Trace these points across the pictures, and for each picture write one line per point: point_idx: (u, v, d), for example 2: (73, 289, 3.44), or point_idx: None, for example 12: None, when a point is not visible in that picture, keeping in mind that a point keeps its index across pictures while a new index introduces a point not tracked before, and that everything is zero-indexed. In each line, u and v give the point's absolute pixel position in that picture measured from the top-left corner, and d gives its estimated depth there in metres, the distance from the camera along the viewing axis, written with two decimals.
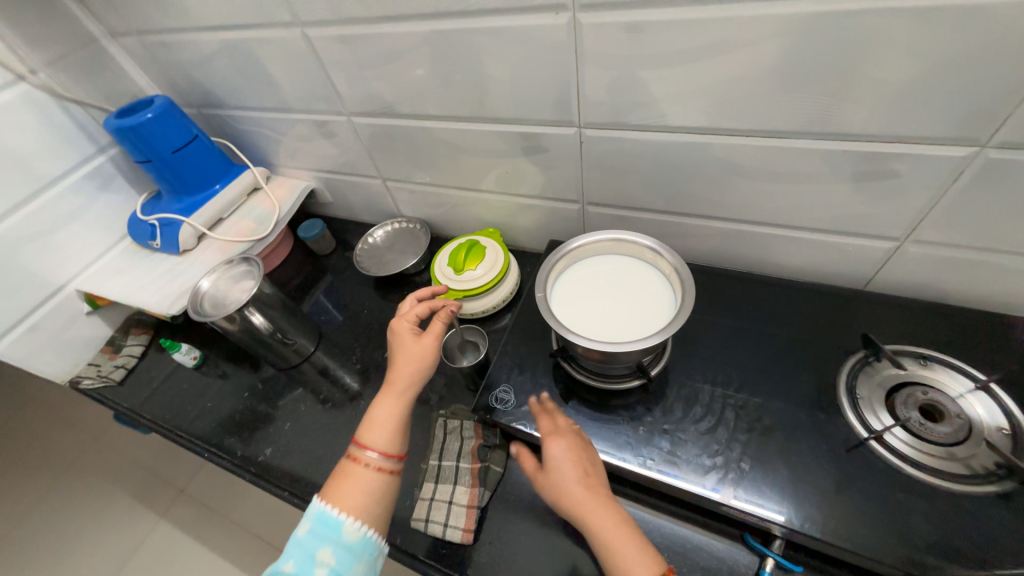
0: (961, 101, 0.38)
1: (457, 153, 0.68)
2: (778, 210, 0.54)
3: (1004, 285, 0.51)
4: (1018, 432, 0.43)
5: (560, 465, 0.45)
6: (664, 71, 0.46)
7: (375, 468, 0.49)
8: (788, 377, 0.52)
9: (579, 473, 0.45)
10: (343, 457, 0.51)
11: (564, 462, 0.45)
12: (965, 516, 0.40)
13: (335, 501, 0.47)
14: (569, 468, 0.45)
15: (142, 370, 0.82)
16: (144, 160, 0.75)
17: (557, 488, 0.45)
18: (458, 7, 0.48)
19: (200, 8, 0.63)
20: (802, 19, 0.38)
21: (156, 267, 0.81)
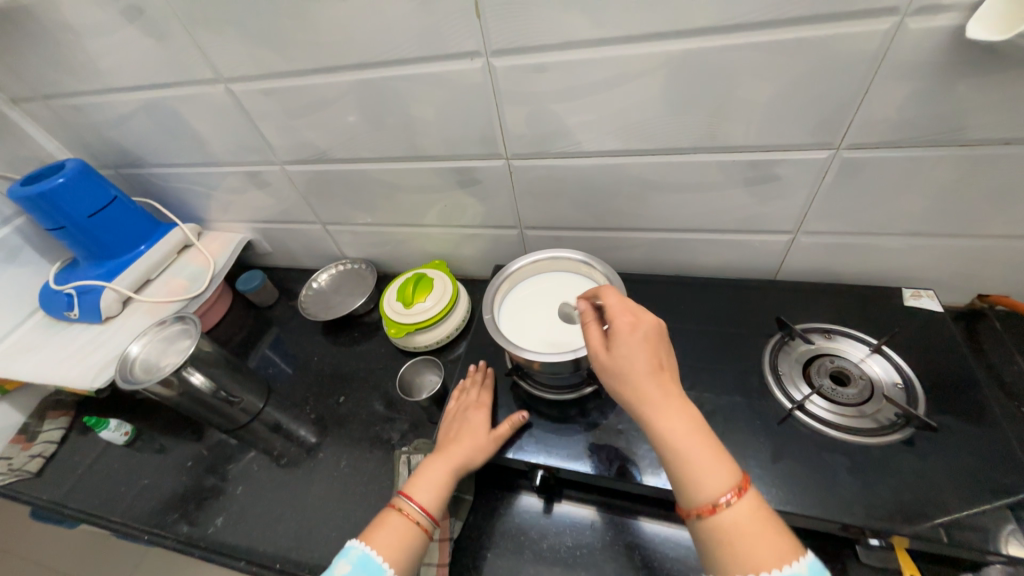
0: (813, 113, 0.46)
1: (395, 192, 0.70)
2: (691, 217, 0.60)
3: (880, 262, 0.59)
4: (909, 385, 0.51)
5: (629, 353, 0.40)
6: (574, 104, 0.51)
7: (423, 534, 0.47)
8: (723, 365, 0.57)
9: (650, 365, 0.39)
10: (386, 503, 0.49)
11: (634, 347, 0.40)
12: (883, 466, 0.45)
13: (379, 547, 0.44)
14: (639, 355, 0.39)
15: (64, 456, 0.74)
16: (56, 227, 0.70)
17: (621, 373, 0.39)
18: (380, 57, 0.52)
19: (114, 69, 0.62)
20: (680, 54, 0.44)
21: (74, 340, 0.74)
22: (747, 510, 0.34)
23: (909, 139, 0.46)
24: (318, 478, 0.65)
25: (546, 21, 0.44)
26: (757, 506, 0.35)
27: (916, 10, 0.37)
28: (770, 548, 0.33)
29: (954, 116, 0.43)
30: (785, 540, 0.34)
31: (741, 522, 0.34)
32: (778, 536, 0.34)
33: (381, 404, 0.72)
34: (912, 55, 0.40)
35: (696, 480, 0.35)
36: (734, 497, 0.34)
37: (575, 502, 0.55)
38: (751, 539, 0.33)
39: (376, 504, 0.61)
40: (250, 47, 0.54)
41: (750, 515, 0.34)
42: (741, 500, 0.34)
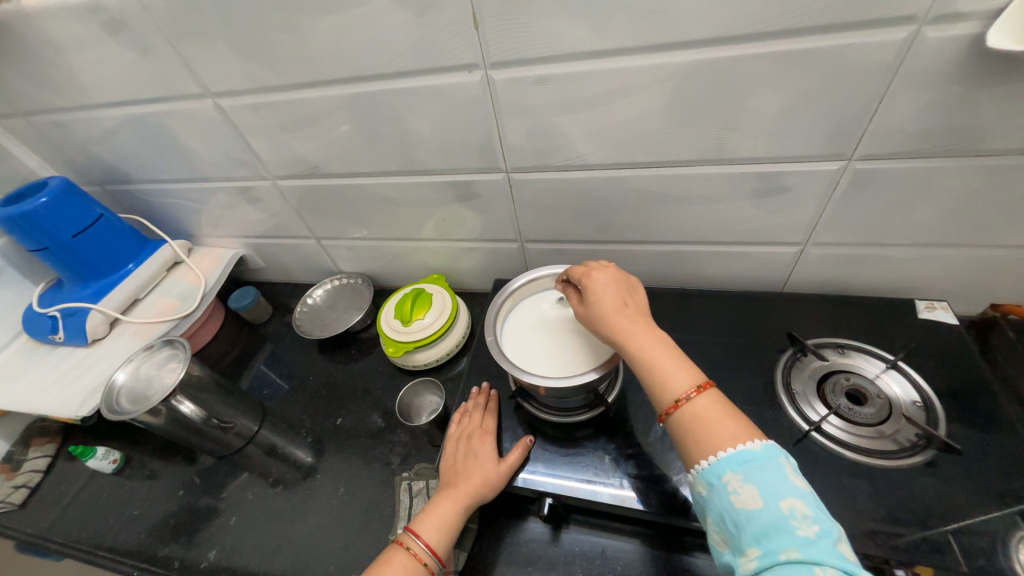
0: (824, 125, 0.44)
1: (391, 207, 0.68)
2: (697, 229, 0.59)
3: (891, 273, 0.58)
4: (928, 403, 0.49)
5: (601, 293, 0.45)
6: (576, 116, 0.49)
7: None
8: (733, 381, 0.55)
9: (620, 300, 0.44)
10: (391, 542, 0.47)
11: (604, 289, 0.45)
12: (904, 490, 0.44)
13: None
14: (609, 294, 0.45)
15: (49, 486, 0.72)
16: (39, 248, 0.67)
17: (597, 308, 0.44)
18: (374, 70, 0.50)
19: (96, 85, 0.59)
20: (687, 65, 0.43)
21: (59, 365, 0.72)
22: (707, 403, 0.38)
23: (923, 150, 0.44)
24: (315, 504, 0.63)
25: (548, 31, 0.43)
26: (716, 400, 0.38)
27: (934, 17, 0.36)
28: (727, 431, 0.36)
29: (971, 126, 0.42)
30: (745, 429, 0.36)
31: (701, 412, 0.37)
32: (735, 423, 0.37)
33: (380, 425, 0.69)
34: (929, 65, 0.38)
35: (662, 383, 0.39)
36: (694, 393, 0.38)
37: (584, 528, 0.53)
38: (709, 425, 0.36)
39: (376, 532, 0.59)
40: (238, 61, 0.52)
41: (708, 406, 0.37)
42: (701, 396, 0.38)
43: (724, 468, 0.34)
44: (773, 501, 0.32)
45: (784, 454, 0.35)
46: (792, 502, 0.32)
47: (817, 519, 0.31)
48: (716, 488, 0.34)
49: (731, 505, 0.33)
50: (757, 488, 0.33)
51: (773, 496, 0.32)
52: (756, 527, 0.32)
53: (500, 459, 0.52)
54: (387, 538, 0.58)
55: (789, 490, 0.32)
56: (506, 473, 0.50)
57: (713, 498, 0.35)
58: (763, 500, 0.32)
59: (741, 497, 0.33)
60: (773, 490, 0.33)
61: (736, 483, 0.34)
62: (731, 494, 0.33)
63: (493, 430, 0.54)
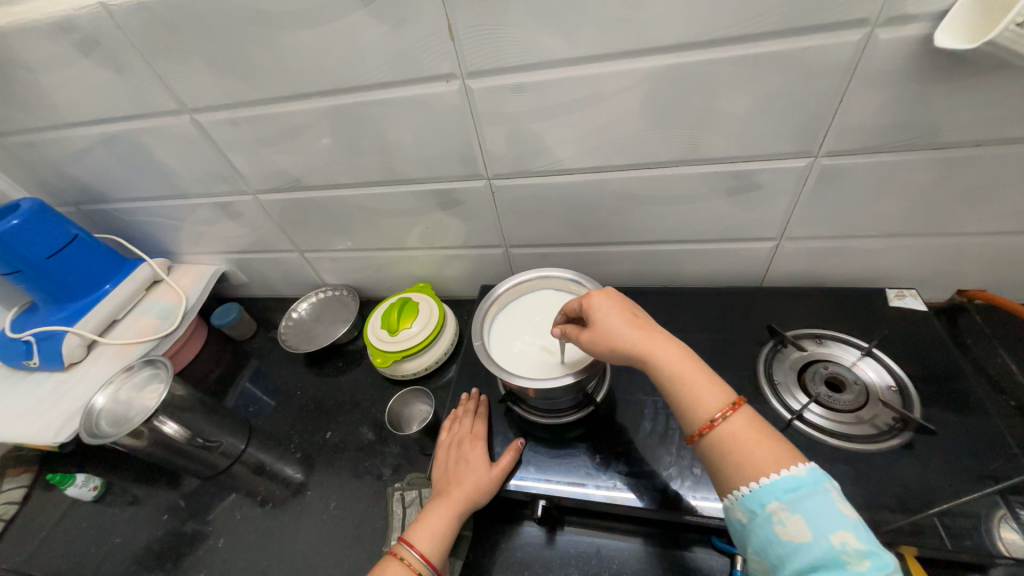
0: (789, 125, 0.46)
1: (375, 217, 0.68)
2: (675, 228, 0.60)
3: (862, 264, 0.60)
4: (903, 387, 0.51)
5: (610, 316, 0.45)
6: (553, 122, 0.50)
7: None
8: (718, 375, 0.56)
9: (629, 320, 0.45)
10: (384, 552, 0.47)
11: (611, 313, 0.45)
12: (885, 473, 0.45)
13: None
14: (619, 318, 0.45)
15: (26, 518, 0.69)
16: (11, 272, 0.66)
17: (614, 335, 0.44)
18: (352, 82, 0.50)
19: (68, 104, 0.59)
20: (656, 71, 0.44)
21: (34, 391, 0.70)
22: (741, 422, 0.38)
23: (883, 145, 0.47)
24: (306, 521, 0.62)
25: (522, 40, 0.44)
26: (750, 419, 0.39)
27: (886, 20, 0.38)
28: (766, 450, 0.37)
29: (926, 121, 0.44)
30: (782, 448, 0.37)
31: (738, 433, 0.38)
32: (769, 439, 0.37)
33: (370, 437, 0.69)
34: (883, 65, 0.41)
35: (696, 402, 0.40)
36: (729, 411, 0.39)
37: (579, 529, 0.54)
38: (747, 446, 0.37)
39: (369, 546, 0.58)
40: (215, 77, 0.52)
41: (743, 425, 0.38)
42: (736, 414, 0.39)
43: (768, 497, 0.34)
44: (823, 534, 0.32)
45: (832, 482, 0.34)
46: (843, 536, 0.31)
47: (869, 551, 0.31)
48: (760, 517, 0.34)
49: (778, 536, 0.33)
50: (805, 520, 0.33)
51: (823, 528, 0.32)
52: (804, 559, 0.32)
53: (493, 464, 0.52)
54: (381, 551, 0.57)
55: (839, 522, 0.32)
56: (499, 477, 0.50)
57: (757, 527, 0.35)
58: (812, 533, 0.32)
59: (788, 529, 0.33)
60: (823, 522, 0.32)
61: (782, 513, 0.33)
62: (776, 523, 0.33)
63: (483, 434, 0.54)
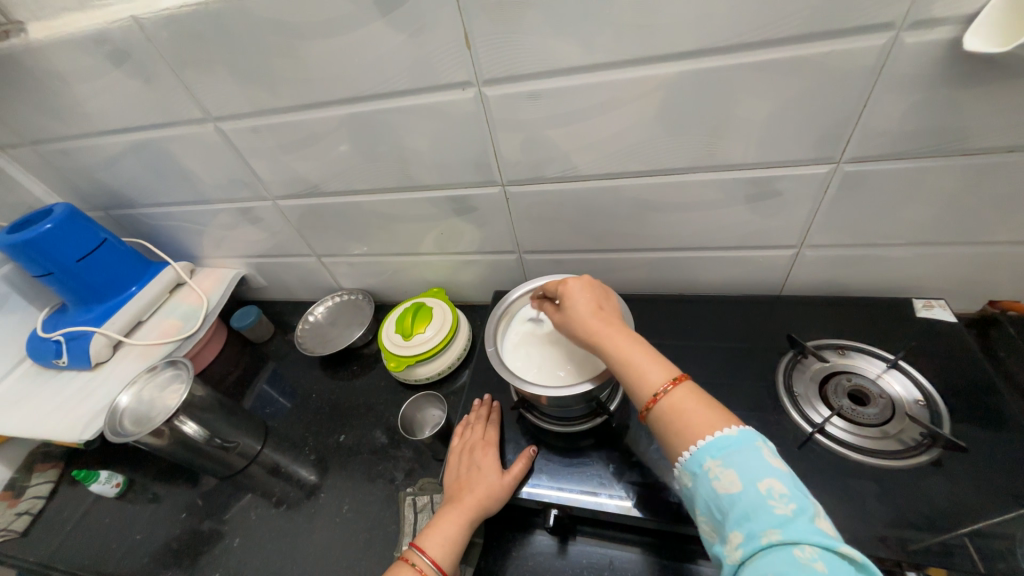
0: (809, 131, 0.46)
1: (391, 223, 0.69)
2: (692, 235, 0.59)
3: (887, 273, 0.58)
4: (931, 401, 0.49)
5: (575, 301, 0.46)
6: (568, 129, 0.50)
7: None
8: (736, 386, 0.55)
9: (593, 306, 0.45)
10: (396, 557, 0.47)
11: (579, 298, 0.46)
12: (911, 490, 0.43)
13: None
14: (584, 303, 0.46)
15: (52, 512, 0.71)
16: (44, 274, 0.68)
17: (574, 318, 0.45)
18: (370, 90, 0.51)
19: (100, 113, 0.61)
20: (673, 77, 0.44)
21: (63, 389, 0.72)
22: (684, 395, 0.38)
23: (909, 152, 0.45)
24: (320, 523, 0.62)
25: (538, 48, 0.44)
26: (692, 392, 0.38)
27: (912, 24, 0.37)
28: (706, 420, 0.36)
29: (957, 126, 0.42)
30: (721, 417, 0.36)
31: (679, 403, 0.37)
32: (710, 410, 0.37)
33: (383, 441, 0.69)
34: (909, 69, 0.40)
35: (639, 378, 0.39)
36: (670, 386, 0.38)
37: (591, 539, 0.53)
38: (687, 416, 0.37)
39: (381, 551, 0.58)
40: (238, 86, 0.54)
41: (685, 398, 0.38)
42: (677, 387, 0.38)
43: (703, 455, 0.34)
44: (751, 483, 0.32)
45: (761, 437, 0.35)
46: (769, 482, 0.31)
47: (795, 497, 0.31)
48: (699, 476, 0.34)
49: (714, 491, 0.33)
50: (736, 471, 0.33)
51: (751, 478, 0.32)
52: (737, 511, 0.31)
53: (504, 471, 0.51)
54: (392, 555, 0.57)
55: (766, 471, 0.32)
56: (511, 484, 0.50)
57: (697, 487, 0.34)
58: (742, 483, 0.32)
59: (722, 482, 0.33)
60: (751, 471, 0.32)
61: (716, 468, 0.33)
62: (712, 479, 0.33)
63: (495, 441, 0.54)
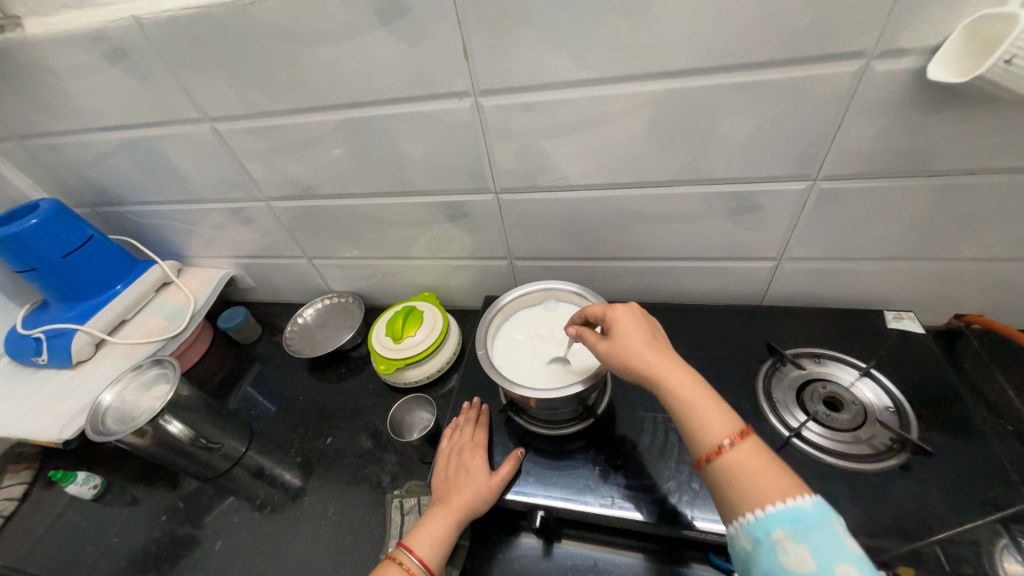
0: (788, 149, 0.48)
1: (384, 227, 0.70)
2: (677, 246, 0.62)
3: (861, 285, 0.61)
4: (900, 408, 0.52)
5: (627, 331, 0.43)
6: (560, 140, 0.52)
7: None
8: (717, 392, 0.57)
9: (648, 339, 0.43)
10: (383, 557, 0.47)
11: (629, 328, 0.44)
12: (880, 493, 0.46)
13: None
14: (636, 334, 0.43)
15: (25, 515, 0.69)
16: (27, 269, 0.67)
17: (625, 351, 0.42)
18: (368, 96, 0.52)
19: (93, 110, 0.61)
20: (661, 95, 0.46)
21: (41, 387, 0.71)
22: (749, 451, 0.36)
23: (880, 171, 0.48)
24: (304, 526, 0.62)
25: (534, 62, 0.46)
26: (759, 450, 0.37)
27: (881, 53, 0.40)
28: (774, 483, 0.35)
29: (922, 149, 0.45)
30: (788, 479, 0.35)
31: (745, 460, 0.36)
32: (780, 473, 0.35)
33: (369, 444, 0.69)
34: (880, 95, 0.42)
35: (702, 426, 0.38)
36: (736, 439, 0.37)
37: (576, 542, 0.54)
38: (752, 475, 0.35)
39: (366, 554, 0.58)
40: (236, 87, 0.54)
41: (752, 456, 0.36)
42: (743, 442, 0.37)
43: (773, 524, 0.33)
44: (827, 566, 0.31)
45: (836, 516, 0.33)
46: (848, 569, 0.30)
47: None
48: (763, 544, 0.33)
49: (780, 565, 0.32)
50: (810, 549, 0.32)
51: (826, 559, 0.31)
52: None
53: (492, 474, 0.52)
54: (378, 559, 0.57)
55: (844, 555, 0.31)
56: (498, 487, 0.50)
57: (758, 555, 0.33)
58: (817, 564, 0.31)
59: (792, 557, 0.32)
60: (828, 554, 0.31)
61: (786, 542, 0.32)
62: (780, 552, 0.32)
63: (483, 444, 0.55)
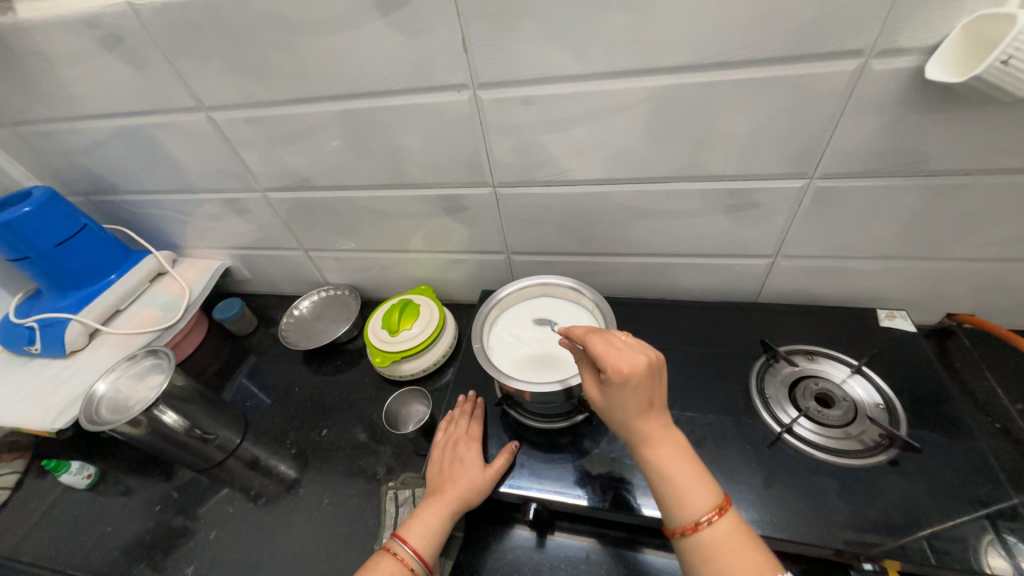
0: (786, 147, 0.48)
1: (381, 219, 0.70)
2: (674, 242, 0.62)
3: (855, 284, 0.62)
4: (890, 405, 0.52)
5: (623, 399, 0.40)
6: (559, 134, 0.52)
7: None
8: (711, 387, 0.58)
9: (643, 407, 0.40)
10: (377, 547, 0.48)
11: (625, 395, 0.40)
12: (869, 488, 0.46)
13: None
14: (630, 403, 0.40)
15: (18, 504, 0.69)
16: (20, 258, 0.67)
17: (614, 414, 0.41)
18: (366, 87, 0.52)
19: (87, 97, 0.60)
20: (660, 90, 0.46)
21: (34, 376, 0.70)
22: (727, 528, 0.38)
23: (876, 170, 0.48)
24: (299, 517, 0.62)
25: (533, 55, 0.46)
26: (737, 527, 0.38)
27: (880, 51, 0.40)
28: (747, 560, 0.36)
29: (918, 149, 0.46)
30: (762, 558, 0.37)
31: (720, 538, 0.38)
32: (755, 551, 0.37)
33: (365, 436, 0.69)
34: (876, 94, 0.43)
35: (683, 502, 0.39)
36: (715, 517, 0.38)
37: (569, 534, 0.54)
38: (727, 553, 0.37)
39: (360, 545, 0.58)
40: (232, 76, 0.54)
41: (729, 533, 0.38)
42: (721, 520, 0.38)
43: None
44: None
45: None
46: None
47: None
48: None
49: None
50: None
51: None
52: None
53: (486, 465, 0.52)
54: (372, 549, 0.58)
55: None
56: (492, 478, 0.51)
57: None
58: None
59: None
60: None
61: None
62: None
63: (477, 435, 0.55)
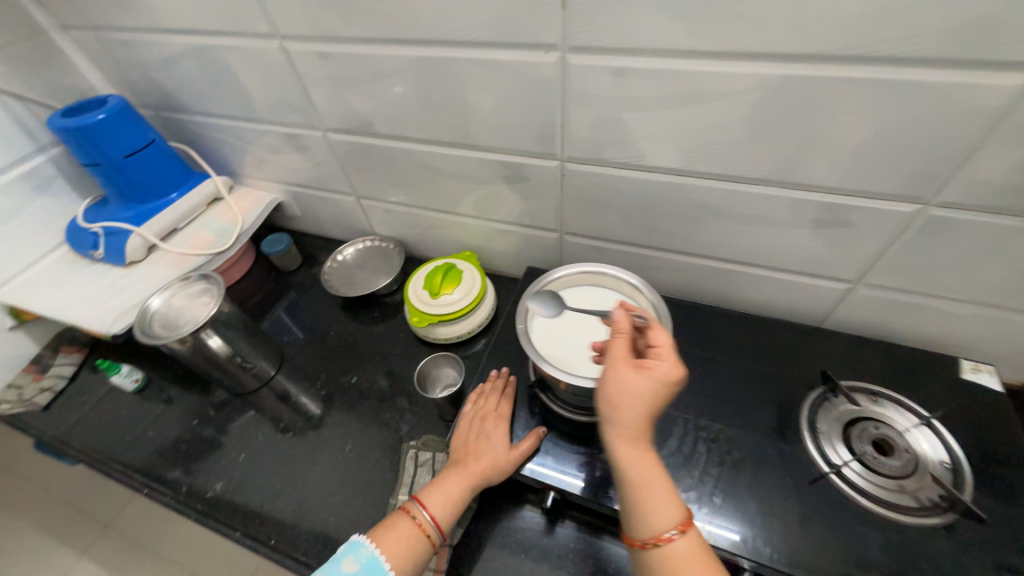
0: (906, 165, 0.42)
1: (438, 177, 0.67)
2: (745, 250, 0.57)
3: (940, 327, 0.56)
4: (958, 466, 0.48)
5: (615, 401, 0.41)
6: (644, 114, 0.48)
7: (430, 546, 0.46)
8: (757, 409, 0.54)
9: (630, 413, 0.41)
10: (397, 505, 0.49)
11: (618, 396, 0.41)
12: (915, 548, 0.43)
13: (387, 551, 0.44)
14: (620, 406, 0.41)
15: (72, 393, 0.75)
16: (91, 163, 0.69)
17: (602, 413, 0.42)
18: (446, 35, 0.48)
19: (166, 9, 0.59)
20: (775, 80, 0.41)
21: (96, 279, 0.74)
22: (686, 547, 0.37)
23: (1008, 207, 0.42)
24: (323, 456, 0.64)
25: (637, 21, 0.41)
26: (697, 548, 0.38)
27: None
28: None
29: None
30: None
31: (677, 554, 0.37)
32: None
33: (392, 390, 0.70)
34: None
35: (646, 513, 0.39)
36: (676, 534, 0.38)
37: (580, 526, 0.54)
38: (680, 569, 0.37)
39: (376, 495, 0.60)
40: (311, 6, 0.51)
41: (687, 551, 0.37)
42: (682, 539, 0.38)
43: None
44: None
45: None
46: None
47: None
48: None
49: None
50: None
51: None
52: None
53: (512, 446, 0.52)
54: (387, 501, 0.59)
55: None
56: (517, 460, 0.51)
57: None
58: None
59: None
60: None
61: None
62: None
63: (505, 414, 0.55)
